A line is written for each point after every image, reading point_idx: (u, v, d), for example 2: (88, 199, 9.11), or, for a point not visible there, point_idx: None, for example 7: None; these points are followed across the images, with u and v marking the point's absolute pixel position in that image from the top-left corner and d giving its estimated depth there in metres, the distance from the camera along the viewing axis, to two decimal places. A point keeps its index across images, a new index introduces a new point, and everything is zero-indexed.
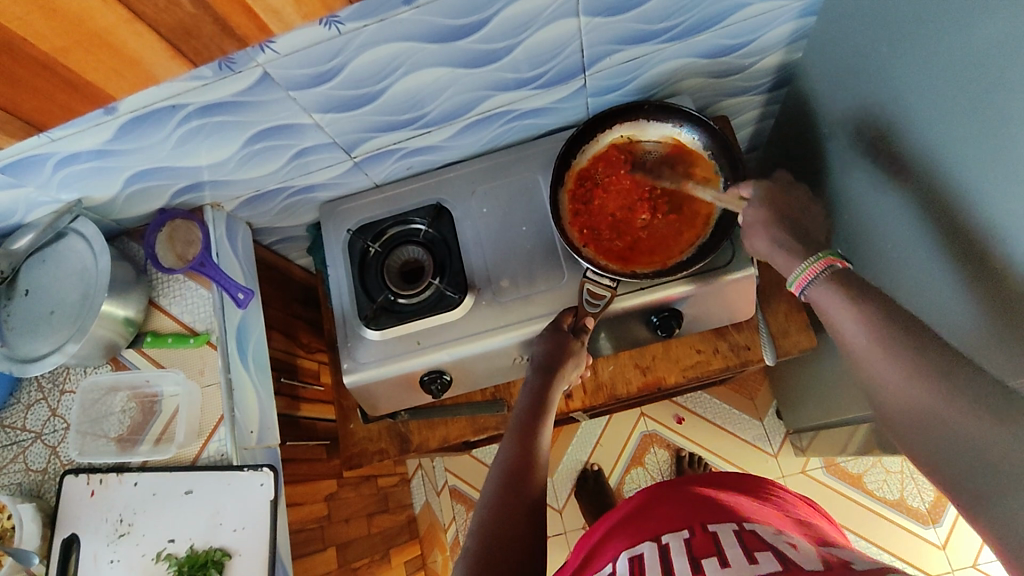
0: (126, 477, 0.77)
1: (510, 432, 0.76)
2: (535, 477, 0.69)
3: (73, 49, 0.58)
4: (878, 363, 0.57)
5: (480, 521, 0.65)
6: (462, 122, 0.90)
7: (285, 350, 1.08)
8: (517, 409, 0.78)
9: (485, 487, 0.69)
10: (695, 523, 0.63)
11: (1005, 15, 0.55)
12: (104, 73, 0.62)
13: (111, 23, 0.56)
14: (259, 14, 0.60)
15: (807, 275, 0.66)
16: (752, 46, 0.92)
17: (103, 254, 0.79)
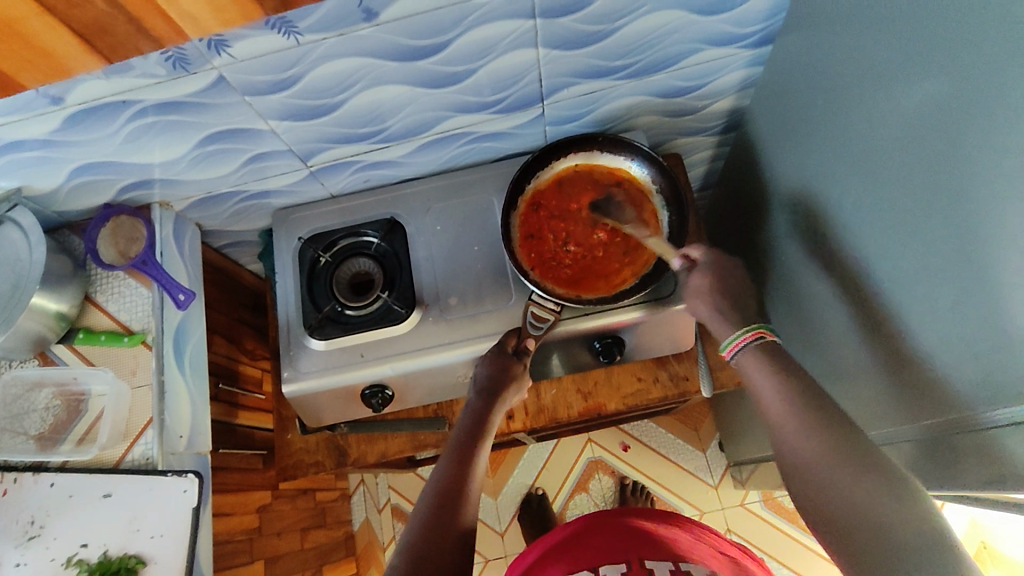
0: (42, 477, 0.74)
1: (447, 453, 0.76)
2: (468, 499, 0.69)
3: None
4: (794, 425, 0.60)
5: (408, 541, 0.64)
6: (421, 139, 0.91)
7: (227, 355, 1.06)
8: (456, 432, 0.78)
9: (416, 507, 0.68)
10: (632, 556, 0.66)
11: (919, 79, 0.60)
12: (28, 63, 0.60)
13: (22, 14, 0.54)
14: (175, 18, 0.58)
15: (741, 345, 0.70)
16: (704, 90, 0.96)
17: (39, 245, 0.77)
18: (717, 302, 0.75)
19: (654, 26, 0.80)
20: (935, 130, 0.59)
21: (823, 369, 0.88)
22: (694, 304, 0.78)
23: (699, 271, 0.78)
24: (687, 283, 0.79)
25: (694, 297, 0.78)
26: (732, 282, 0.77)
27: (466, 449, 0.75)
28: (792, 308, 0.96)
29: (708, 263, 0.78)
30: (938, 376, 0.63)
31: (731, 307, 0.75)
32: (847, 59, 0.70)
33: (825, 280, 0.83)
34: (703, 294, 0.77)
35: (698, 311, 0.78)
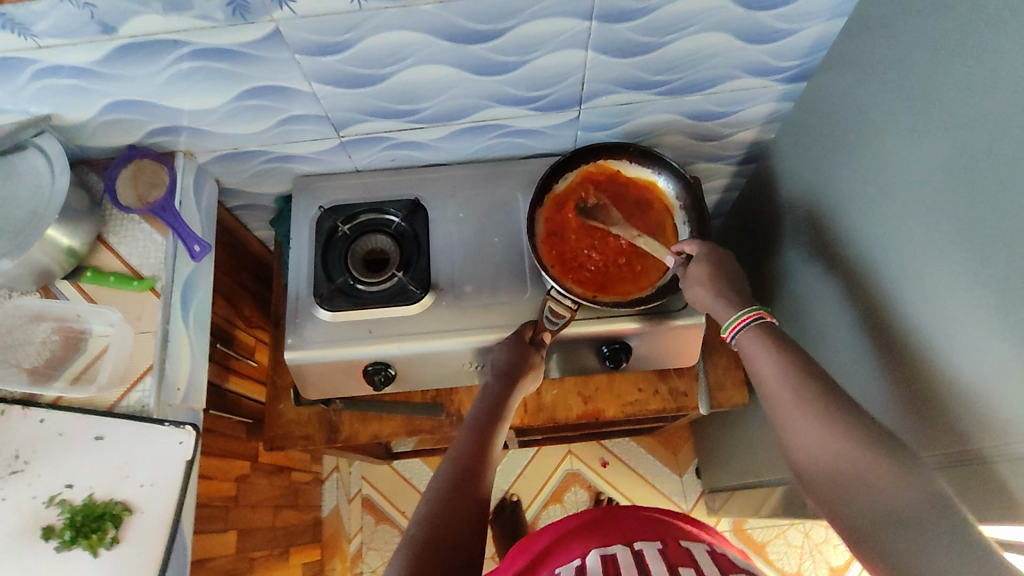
0: (32, 412, 0.73)
1: (465, 429, 0.75)
2: (486, 476, 0.69)
3: None
4: (802, 422, 0.62)
5: (425, 510, 0.64)
6: (456, 125, 0.92)
7: (225, 318, 1.04)
8: (474, 410, 0.78)
9: (433, 479, 0.68)
10: (669, 539, 0.67)
11: (954, 125, 0.63)
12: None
13: None
14: None
15: (739, 330, 0.73)
16: (732, 117, 0.99)
17: (63, 176, 0.76)
18: (719, 288, 0.78)
19: (699, 46, 0.83)
20: (968, 174, 0.62)
21: None
22: (693, 290, 0.80)
23: (696, 262, 0.81)
24: (686, 273, 0.81)
25: (692, 284, 0.80)
26: (727, 271, 0.80)
27: (484, 426, 0.75)
28: (800, 336, 1.00)
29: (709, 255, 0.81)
30: (957, 408, 0.67)
31: (729, 292, 0.77)
32: (881, 100, 0.74)
33: (839, 310, 0.87)
34: (703, 280, 0.79)
35: (697, 297, 0.79)
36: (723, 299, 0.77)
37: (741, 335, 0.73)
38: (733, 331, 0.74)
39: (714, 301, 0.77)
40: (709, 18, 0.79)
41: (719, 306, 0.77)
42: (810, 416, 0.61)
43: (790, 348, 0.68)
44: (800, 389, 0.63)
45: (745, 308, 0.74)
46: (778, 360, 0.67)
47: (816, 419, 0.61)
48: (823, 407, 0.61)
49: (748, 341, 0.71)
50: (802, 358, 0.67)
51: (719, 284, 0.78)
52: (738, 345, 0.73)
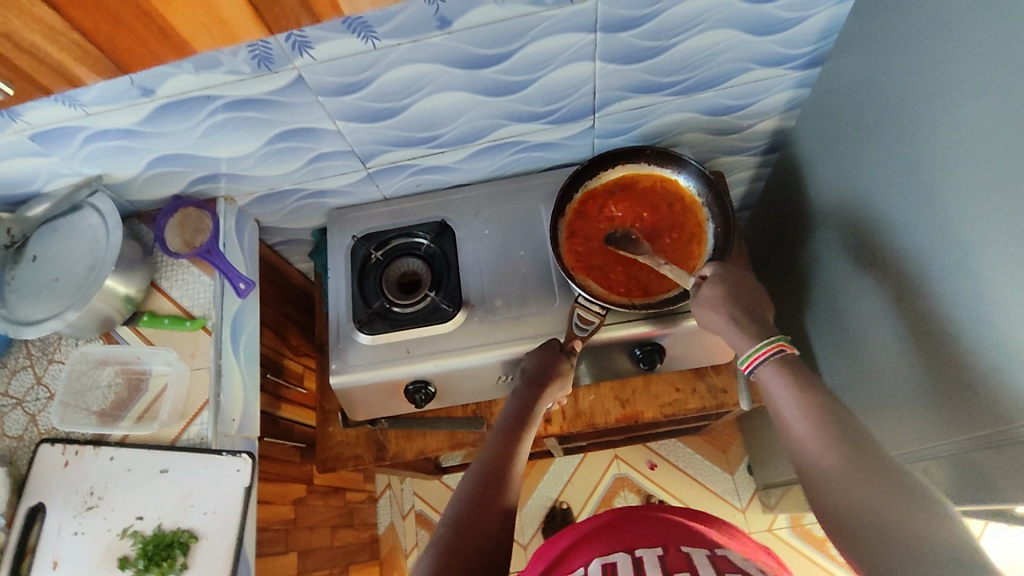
0: (103, 451, 0.79)
1: (494, 436, 0.77)
2: (513, 481, 0.71)
3: (102, 25, 0.58)
4: (824, 460, 0.59)
5: (453, 513, 0.66)
6: (475, 146, 0.95)
7: (273, 348, 1.10)
8: (503, 415, 0.79)
9: (460, 486, 0.70)
10: (670, 541, 0.65)
11: (976, 100, 0.62)
12: (108, 30, 0.58)
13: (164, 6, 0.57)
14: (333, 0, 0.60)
15: (761, 358, 0.70)
16: (750, 110, 0.99)
17: (115, 229, 0.81)
18: (733, 310, 0.75)
19: (707, 43, 0.83)
20: (992, 147, 0.61)
21: (872, 387, 0.90)
22: (704, 312, 0.78)
23: (709, 283, 0.79)
24: (697, 293, 0.79)
25: (702, 306, 0.78)
26: (745, 293, 0.77)
27: (512, 433, 0.77)
28: (837, 323, 0.98)
29: (717, 275, 0.79)
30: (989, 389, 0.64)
31: (742, 314, 0.75)
32: (898, 77, 0.72)
33: (875, 297, 0.85)
34: (714, 304, 0.77)
35: (709, 318, 0.78)
36: (735, 319, 0.75)
37: (762, 366, 0.69)
38: (753, 361, 0.71)
39: (727, 323, 0.75)
40: (714, 16, 0.79)
41: (731, 330, 0.75)
42: (834, 458, 0.58)
43: (814, 385, 0.65)
44: (820, 422, 0.61)
45: (771, 339, 0.71)
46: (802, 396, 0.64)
47: (853, 474, 0.56)
48: (848, 453, 0.58)
49: (768, 371, 0.68)
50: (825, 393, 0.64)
51: (731, 306, 0.76)
52: (757, 376, 0.70)
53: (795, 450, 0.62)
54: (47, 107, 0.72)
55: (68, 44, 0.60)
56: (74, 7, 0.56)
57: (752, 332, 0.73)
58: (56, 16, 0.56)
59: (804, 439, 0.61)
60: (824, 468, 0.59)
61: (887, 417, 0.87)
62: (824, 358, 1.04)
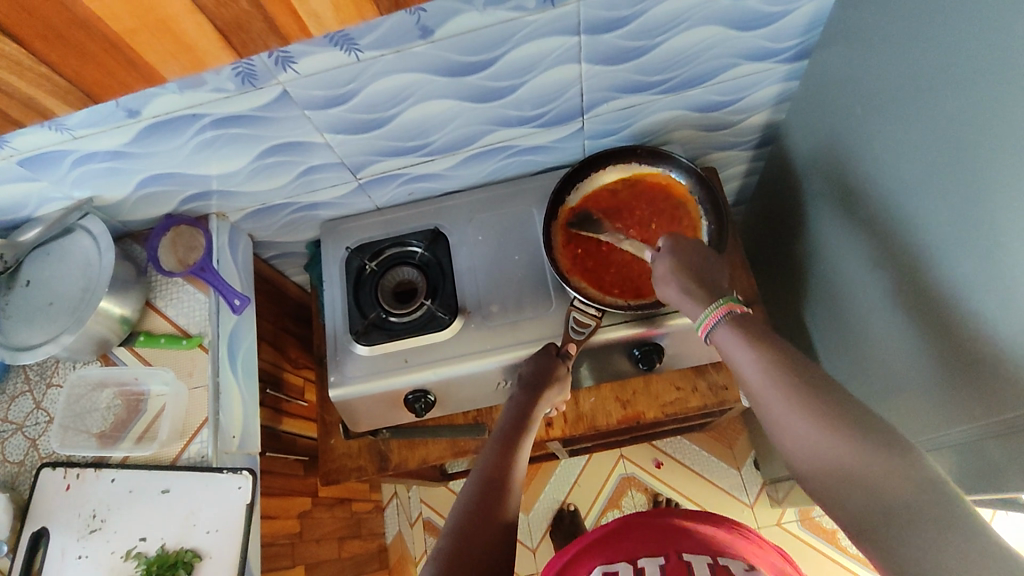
0: (104, 473, 0.79)
1: (492, 444, 0.77)
2: (513, 490, 0.71)
3: (71, 58, 0.58)
4: (793, 423, 0.58)
5: (454, 523, 0.66)
6: (465, 153, 0.95)
7: (273, 362, 1.10)
8: (501, 423, 0.80)
9: (461, 496, 0.70)
10: (671, 549, 0.65)
11: (964, 88, 0.61)
12: (78, 64, 0.58)
13: (131, 28, 0.56)
14: (302, 17, 0.58)
15: (714, 321, 0.70)
16: (740, 104, 0.98)
17: (108, 251, 0.82)
18: (683, 283, 0.74)
19: (693, 41, 0.83)
20: (981, 135, 0.60)
21: (873, 378, 0.89)
22: (660, 289, 0.76)
23: (661, 257, 0.77)
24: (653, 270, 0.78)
25: (659, 283, 0.76)
26: (694, 261, 0.75)
27: (510, 439, 0.77)
28: (836, 315, 0.97)
29: (669, 248, 0.77)
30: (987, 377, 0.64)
31: (696, 286, 0.73)
32: (886, 67, 0.72)
33: (874, 288, 0.84)
34: (667, 278, 0.75)
35: (665, 295, 0.76)
36: (686, 291, 0.73)
37: (716, 329, 0.69)
38: (708, 324, 0.71)
39: (681, 297, 0.73)
40: (698, 14, 0.79)
41: (686, 300, 0.73)
42: (801, 415, 0.57)
43: (762, 339, 0.65)
44: (782, 382, 0.60)
45: (716, 303, 0.71)
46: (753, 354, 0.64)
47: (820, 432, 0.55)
48: (812, 408, 0.57)
49: (723, 334, 0.68)
50: (783, 348, 0.63)
51: (683, 278, 0.74)
52: (714, 339, 0.70)
53: (765, 416, 0.62)
54: (34, 133, 0.73)
55: (39, 78, 0.60)
56: (42, 43, 0.56)
57: (704, 297, 0.72)
58: (24, 51, 0.56)
59: (768, 400, 0.61)
60: (791, 426, 0.58)
61: (890, 408, 0.86)
62: (825, 350, 1.04)
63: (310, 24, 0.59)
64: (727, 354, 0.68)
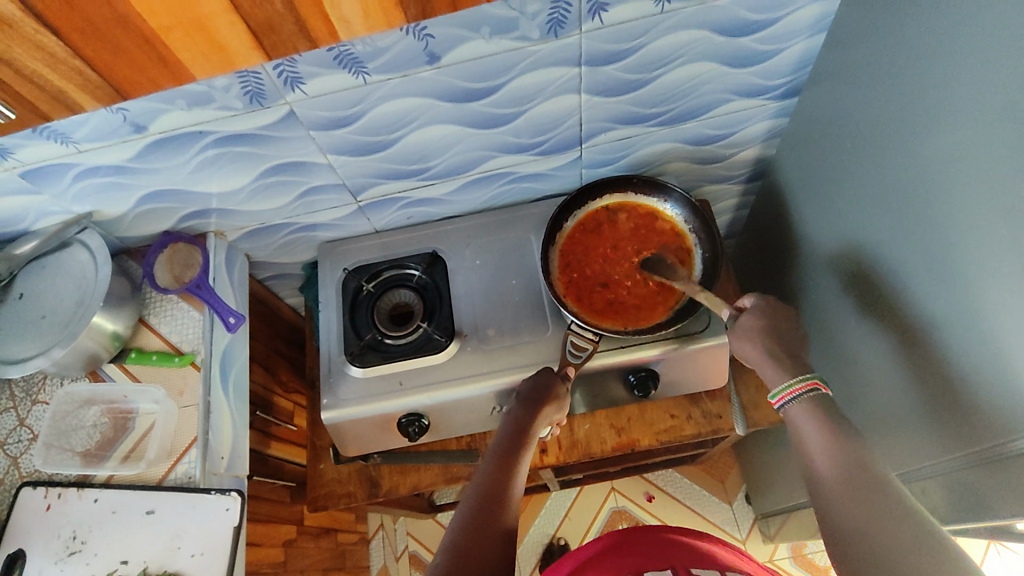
0: (86, 493, 0.76)
1: (489, 456, 0.76)
2: (511, 503, 0.70)
3: (102, 50, 0.56)
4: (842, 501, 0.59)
5: (451, 540, 0.65)
6: (465, 178, 0.96)
7: (263, 385, 1.08)
8: (499, 436, 0.78)
9: (458, 508, 0.69)
10: (679, 565, 0.63)
11: (943, 123, 0.64)
12: (109, 58, 0.57)
13: (168, 24, 0.54)
14: (332, 22, 0.58)
15: (795, 394, 0.70)
16: (732, 139, 1.01)
17: (105, 265, 0.81)
18: (767, 343, 0.76)
19: (688, 76, 0.86)
20: (962, 169, 0.62)
21: (860, 408, 0.90)
22: (743, 341, 0.78)
23: (748, 314, 0.80)
24: (735, 325, 0.80)
25: (741, 338, 0.79)
26: (781, 326, 0.79)
27: (508, 453, 0.76)
28: (823, 346, 0.99)
29: (759, 308, 0.80)
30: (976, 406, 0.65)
31: (782, 348, 0.76)
32: (871, 104, 0.75)
33: (861, 319, 0.85)
34: (752, 335, 0.78)
35: (746, 349, 0.78)
36: (771, 351, 0.76)
37: (793, 401, 0.70)
38: (784, 396, 0.71)
39: (763, 356, 0.76)
40: (693, 50, 0.82)
41: (770, 364, 0.75)
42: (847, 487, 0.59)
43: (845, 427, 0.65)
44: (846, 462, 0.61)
45: (802, 376, 0.71)
46: (827, 436, 0.65)
47: (871, 514, 0.56)
48: (867, 487, 0.58)
49: (796, 409, 0.69)
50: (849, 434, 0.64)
51: (770, 338, 0.77)
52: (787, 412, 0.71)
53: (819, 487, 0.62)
54: (39, 144, 0.73)
55: (70, 72, 0.58)
56: (78, 36, 0.54)
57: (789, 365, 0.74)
58: (62, 46, 0.55)
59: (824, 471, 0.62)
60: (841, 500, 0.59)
61: (875, 439, 0.86)
62: (815, 381, 1.03)
63: (340, 29, 0.58)
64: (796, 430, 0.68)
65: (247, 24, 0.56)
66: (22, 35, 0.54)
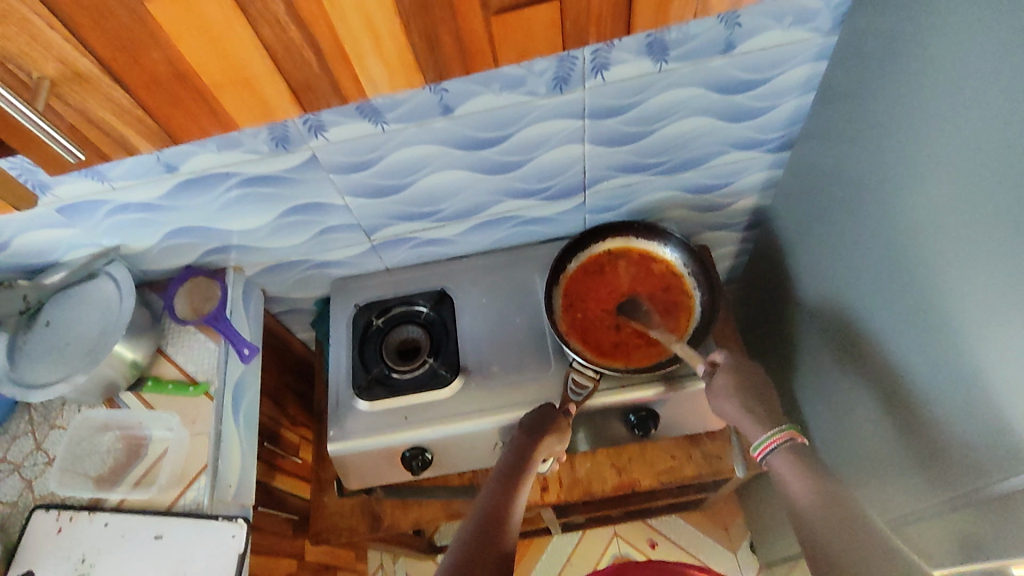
0: (97, 517, 0.79)
1: (491, 482, 0.79)
2: (509, 529, 0.72)
3: (156, 96, 0.62)
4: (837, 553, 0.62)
5: (452, 559, 0.67)
6: (474, 220, 1.01)
7: (272, 417, 1.11)
8: (500, 463, 0.81)
9: (459, 531, 0.71)
10: None
11: (923, 178, 0.68)
12: (167, 109, 0.63)
13: (220, 82, 0.62)
14: (360, 82, 0.66)
15: (771, 446, 0.75)
16: (730, 188, 1.06)
17: (130, 297, 0.86)
18: (744, 400, 0.80)
19: (687, 129, 0.91)
20: (940, 220, 0.66)
21: (857, 452, 0.91)
22: (717, 400, 0.83)
23: (721, 371, 0.83)
24: (710, 382, 0.84)
25: (717, 396, 0.83)
26: (753, 380, 0.82)
27: (509, 478, 0.78)
28: (820, 390, 1.00)
29: (727, 365, 0.83)
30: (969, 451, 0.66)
31: (753, 403, 0.80)
32: (857, 159, 0.80)
33: (856, 364, 0.87)
34: (726, 392, 0.82)
35: (722, 407, 0.83)
36: (746, 408, 0.79)
37: (772, 452, 0.75)
38: (764, 448, 0.76)
39: (740, 414, 0.80)
40: (690, 105, 0.87)
41: (744, 419, 0.80)
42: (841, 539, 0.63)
43: (824, 471, 0.71)
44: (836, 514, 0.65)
45: (779, 427, 0.76)
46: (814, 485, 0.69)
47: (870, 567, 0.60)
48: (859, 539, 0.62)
49: (778, 459, 0.74)
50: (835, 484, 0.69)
51: (743, 394, 0.81)
52: (768, 462, 0.76)
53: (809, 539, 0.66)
54: (77, 182, 0.78)
55: (133, 121, 0.64)
56: (143, 89, 0.61)
57: (763, 419, 0.78)
58: (127, 97, 0.61)
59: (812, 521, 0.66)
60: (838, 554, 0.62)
61: (872, 483, 0.87)
62: (814, 425, 1.04)
63: (367, 86, 0.66)
64: (783, 479, 0.73)
65: (289, 82, 0.64)
66: (94, 87, 0.59)
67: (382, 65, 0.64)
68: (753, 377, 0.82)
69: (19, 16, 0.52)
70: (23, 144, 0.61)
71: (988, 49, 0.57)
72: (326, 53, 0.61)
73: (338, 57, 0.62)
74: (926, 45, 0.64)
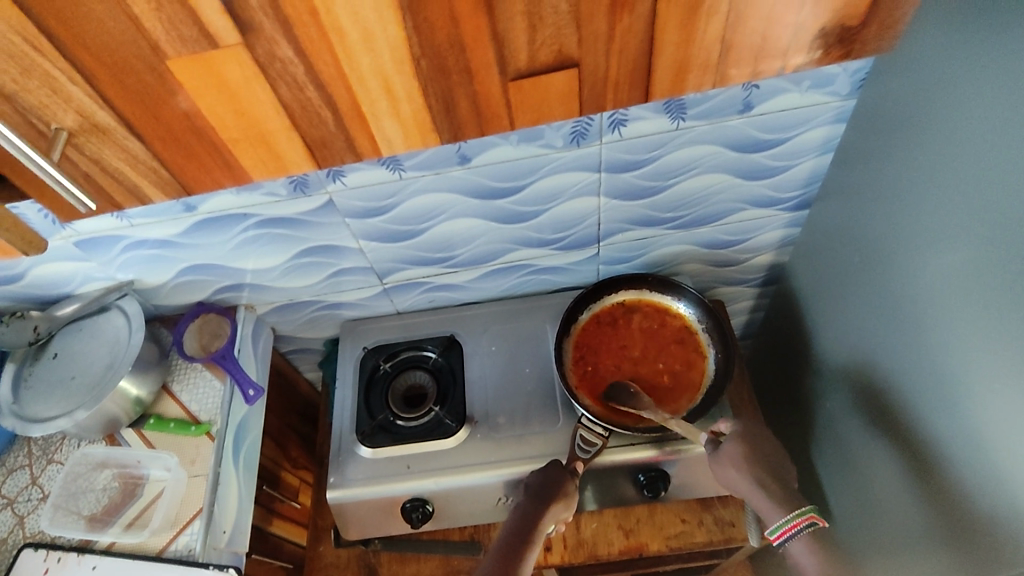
0: (85, 559, 0.77)
1: (492, 554, 0.80)
2: None
3: (175, 149, 0.63)
4: None
5: None
6: (487, 268, 1.00)
7: (273, 459, 1.08)
8: (502, 533, 0.81)
9: None
10: None
11: (946, 245, 0.66)
12: (184, 161, 0.64)
13: (238, 136, 0.63)
14: (376, 143, 0.67)
15: (794, 529, 0.75)
16: (746, 244, 1.05)
17: (139, 332, 0.85)
18: (756, 476, 0.80)
19: (703, 185, 0.91)
20: (961, 291, 0.65)
21: (877, 525, 0.87)
22: (723, 471, 0.82)
23: (729, 441, 0.82)
24: (715, 450, 0.83)
25: (724, 466, 0.82)
26: (763, 453, 0.82)
27: (510, 555, 0.79)
28: (839, 456, 0.97)
29: (740, 433, 0.83)
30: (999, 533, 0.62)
31: (765, 477, 0.79)
32: (877, 222, 0.78)
33: (877, 430, 0.84)
34: (735, 463, 0.81)
35: (728, 479, 0.82)
36: (757, 483, 0.79)
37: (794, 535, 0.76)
38: (784, 530, 0.76)
39: (749, 488, 0.80)
40: (707, 162, 0.87)
41: (757, 493, 0.79)
42: None
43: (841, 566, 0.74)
44: None
45: (801, 510, 0.76)
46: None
47: None
48: None
49: (799, 546, 0.76)
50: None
51: (752, 466, 0.80)
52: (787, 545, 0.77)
53: None
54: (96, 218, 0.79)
55: (147, 171, 0.65)
56: (160, 144, 0.62)
57: (775, 496, 0.78)
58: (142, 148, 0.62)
59: None
60: None
61: (894, 560, 0.82)
62: (832, 493, 1.00)
63: (382, 146, 0.67)
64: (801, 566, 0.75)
65: (304, 138, 0.65)
66: (114, 140, 0.61)
67: (396, 123, 0.65)
68: (764, 451, 0.82)
69: (42, 70, 0.54)
70: (39, 193, 0.63)
71: (1005, 124, 0.57)
72: (342, 112, 0.62)
73: (353, 117, 0.63)
74: (943, 114, 0.64)
